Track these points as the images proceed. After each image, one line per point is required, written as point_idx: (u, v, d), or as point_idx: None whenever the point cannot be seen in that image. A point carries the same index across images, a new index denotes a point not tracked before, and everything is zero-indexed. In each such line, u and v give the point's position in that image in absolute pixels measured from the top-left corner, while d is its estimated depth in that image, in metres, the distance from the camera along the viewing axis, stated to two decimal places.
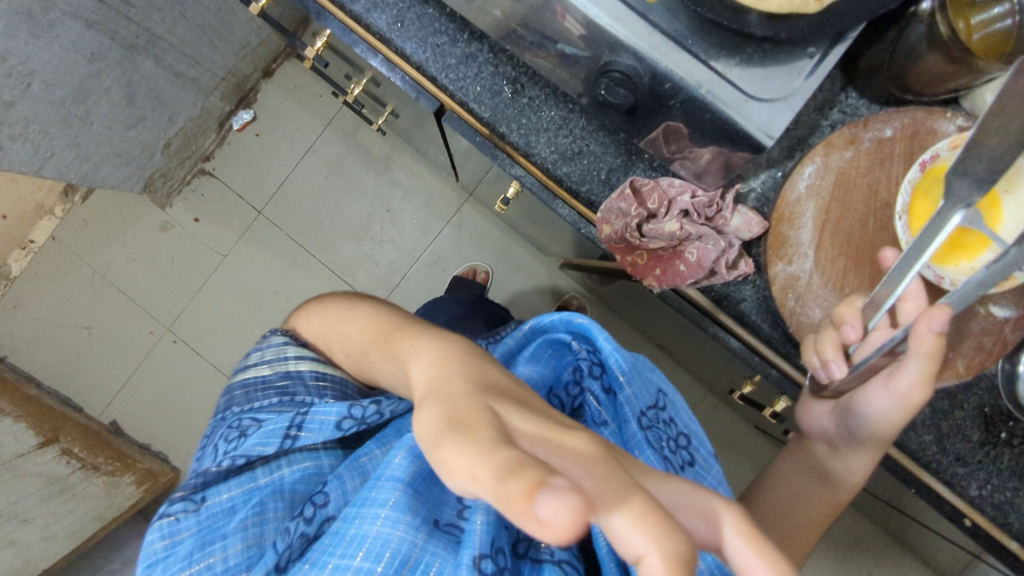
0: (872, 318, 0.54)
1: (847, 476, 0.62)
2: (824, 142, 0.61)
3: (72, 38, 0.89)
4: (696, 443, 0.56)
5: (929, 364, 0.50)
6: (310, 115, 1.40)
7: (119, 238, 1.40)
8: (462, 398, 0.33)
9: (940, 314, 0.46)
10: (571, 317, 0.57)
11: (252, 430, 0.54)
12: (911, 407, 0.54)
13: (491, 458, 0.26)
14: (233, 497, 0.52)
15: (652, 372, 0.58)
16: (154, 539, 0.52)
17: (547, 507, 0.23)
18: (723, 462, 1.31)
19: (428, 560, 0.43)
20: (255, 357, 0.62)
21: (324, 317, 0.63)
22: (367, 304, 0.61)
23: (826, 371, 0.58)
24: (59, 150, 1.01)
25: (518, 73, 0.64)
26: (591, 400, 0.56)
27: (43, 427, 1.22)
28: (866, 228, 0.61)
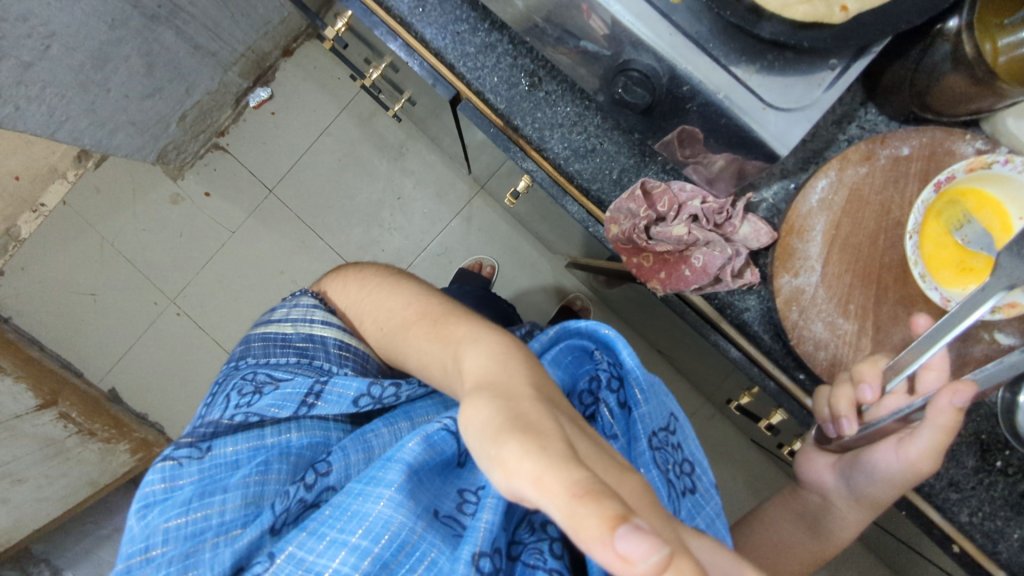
0: (891, 381, 0.54)
1: (838, 532, 0.61)
2: (840, 156, 0.61)
3: (94, 3, 0.89)
4: (700, 471, 0.55)
5: (943, 437, 0.50)
6: (327, 97, 1.40)
7: (130, 207, 1.41)
8: (522, 397, 0.32)
9: (965, 390, 0.46)
10: (598, 328, 0.55)
11: (268, 389, 0.55)
12: (916, 476, 0.54)
13: (564, 471, 0.26)
14: (238, 451, 0.52)
15: (665, 394, 0.56)
16: (154, 479, 0.51)
17: (628, 542, 0.23)
18: (716, 472, 1.31)
19: (425, 548, 0.43)
20: (281, 313, 0.61)
21: (361, 285, 0.60)
22: (410, 280, 0.59)
23: (835, 425, 0.58)
24: (74, 115, 1.02)
25: (536, 66, 0.63)
26: (604, 412, 0.55)
27: (42, 389, 1.25)
28: (875, 245, 0.61)
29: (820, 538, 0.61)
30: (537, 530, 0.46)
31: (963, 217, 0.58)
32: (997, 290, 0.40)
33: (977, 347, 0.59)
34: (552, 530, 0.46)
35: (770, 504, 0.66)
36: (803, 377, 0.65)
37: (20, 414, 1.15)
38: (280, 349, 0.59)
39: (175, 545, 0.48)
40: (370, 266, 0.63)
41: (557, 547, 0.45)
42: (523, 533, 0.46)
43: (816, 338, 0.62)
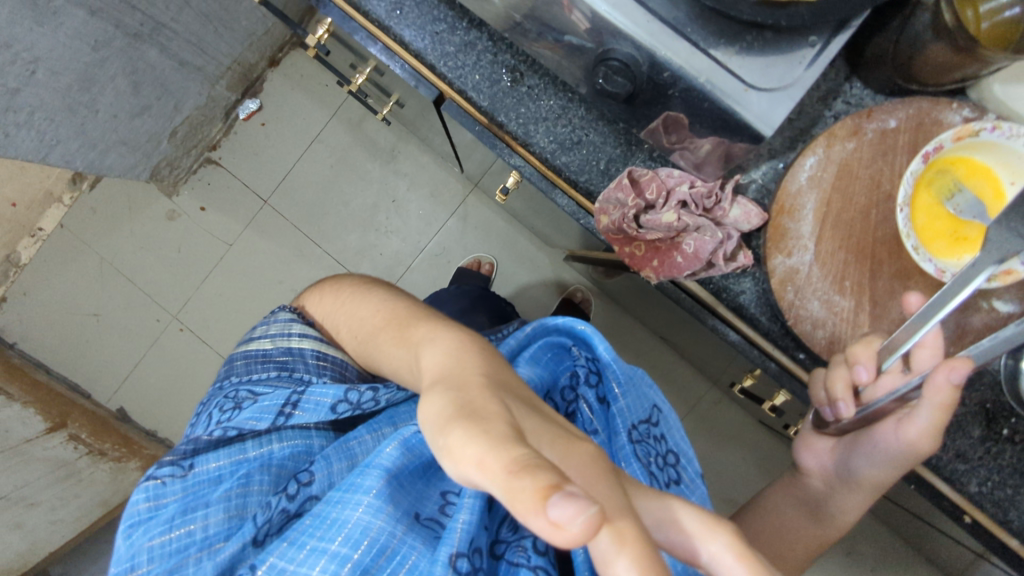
0: (887, 360, 0.54)
1: (840, 516, 0.60)
2: (827, 133, 0.60)
3: (76, 25, 0.89)
4: (684, 462, 0.55)
5: (942, 413, 0.51)
6: (316, 104, 1.40)
7: (127, 226, 1.42)
8: (475, 389, 0.32)
9: (962, 366, 0.45)
10: (573, 323, 0.54)
11: (247, 404, 0.55)
12: (916, 457, 0.54)
13: (505, 451, 0.26)
14: (220, 467, 0.52)
15: (649, 386, 0.57)
16: (138, 499, 0.51)
17: (558, 509, 0.24)
18: (726, 456, 1.31)
19: (405, 552, 0.43)
20: (261, 330, 0.62)
21: (337, 294, 0.61)
22: (380, 286, 0.59)
23: (833, 409, 0.59)
24: (65, 138, 1.02)
25: (517, 61, 0.63)
26: (583, 408, 0.54)
27: (50, 412, 1.26)
28: (867, 220, 0.60)
29: (822, 523, 0.61)
30: (519, 528, 0.46)
31: (953, 185, 0.58)
32: (987, 265, 0.38)
33: (977, 317, 0.59)
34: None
35: (771, 491, 0.66)
36: (803, 356, 0.66)
37: (29, 438, 1.16)
38: (261, 365, 0.59)
39: (158, 562, 0.48)
40: (347, 278, 0.64)
41: (540, 543, 0.44)
42: (506, 531, 0.46)
43: (813, 317, 0.61)
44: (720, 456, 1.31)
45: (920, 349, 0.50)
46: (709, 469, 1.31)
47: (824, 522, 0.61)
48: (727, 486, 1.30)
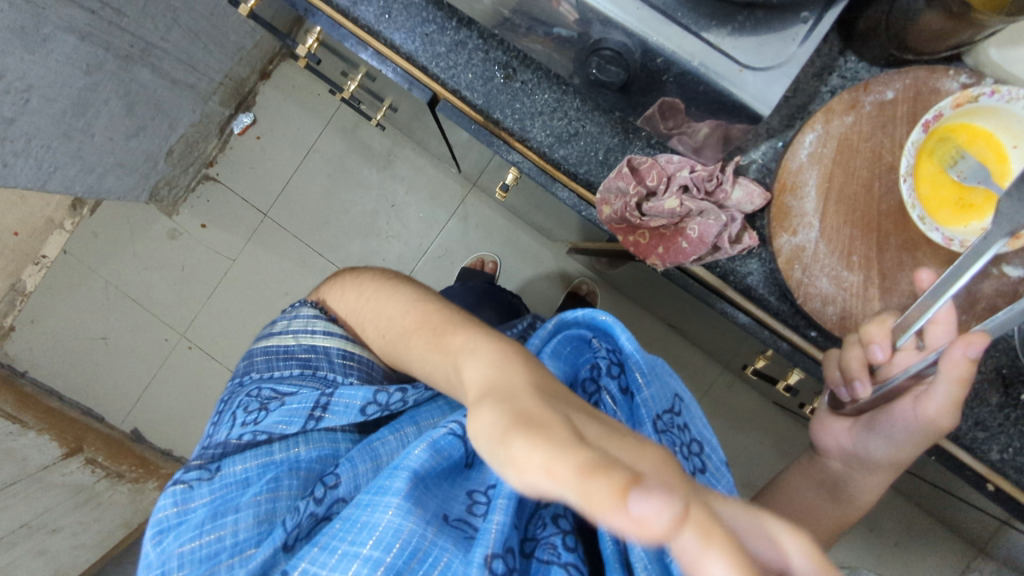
0: (900, 339, 0.54)
1: (859, 495, 0.60)
2: (824, 108, 0.60)
3: (66, 51, 0.89)
4: (709, 450, 0.55)
5: (959, 388, 0.50)
6: (309, 114, 1.40)
7: (129, 248, 1.42)
8: (524, 397, 0.32)
9: (978, 340, 0.47)
10: (595, 315, 0.54)
11: (275, 405, 0.56)
12: (936, 433, 0.54)
13: (573, 455, 0.26)
14: (247, 469, 0.52)
15: (669, 375, 0.56)
16: (166, 504, 0.51)
17: (643, 505, 0.24)
18: (743, 439, 1.30)
19: (437, 553, 0.43)
20: (281, 325, 0.62)
21: (362, 288, 0.60)
22: (408, 283, 0.58)
23: (849, 389, 0.58)
24: (62, 164, 1.02)
25: (508, 57, 0.63)
26: (606, 399, 0.53)
27: (66, 438, 1.28)
28: (871, 193, 0.60)
29: (841, 504, 0.60)
30: (549, 525, 0.46)
31: (957, 152, 0.57)
32: (998, 238, 0.39)
33: (987, 283, 0.59)
34: (564, 523, 0.45)
35: (790, 473, 0.65)
36: (815, 334, 0.65)
37: (47, 464, 1.17)
38: (285, 361, 0.60)
39: (190, 567, 0.47)
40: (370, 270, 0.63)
41: (569, 540, 0.44)
42: (535, 530, 0.45)
43: (822, 294, 0.61)
44: (736, 439, 1.31)
45: (934, 325, 0.52)
46: (726, 452, 1.31)
47: (844, 503, 0.60)
48: (746, 468, 1.30)
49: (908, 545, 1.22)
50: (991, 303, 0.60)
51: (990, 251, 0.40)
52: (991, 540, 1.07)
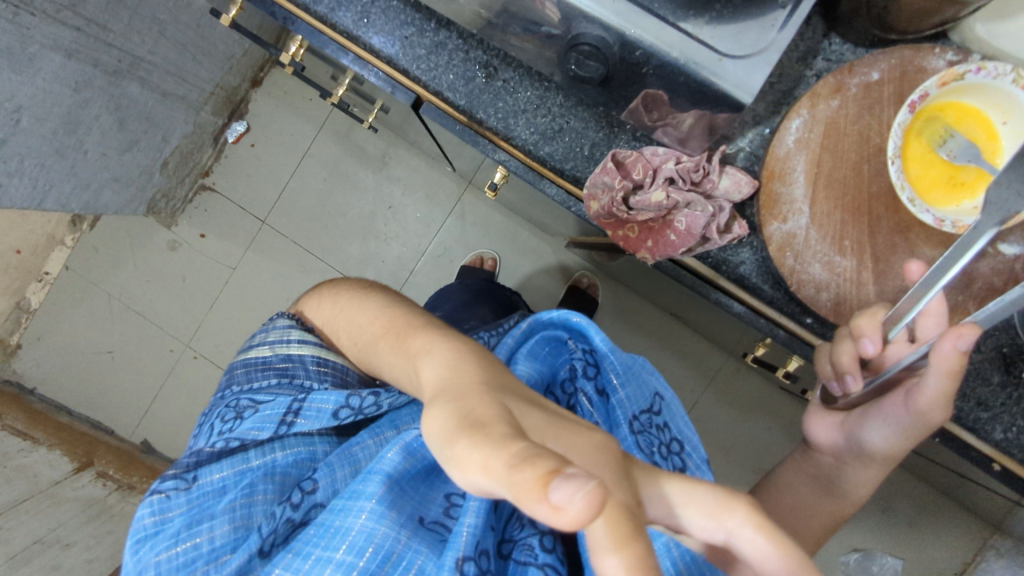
0: (892, 331, 0.55)
1: (853, 489, 0.60)
2: (810, 93, 0.59)
3: (54, 69, 0.89)
4: (689, 449, 0.54)
5: (950, 381, 0.49)
6: (302, 119, 1.40)
7: (131, 261, 1.43)
8: (476, 396, 0.32)
9: (968, 332, 0.46)
10: (568, 316, 0.54)
11: (249, 413, 0.56)
12: (926, 426, 0.54)
13: (504, 449, 0.26)
14: (224, 477, 0.52)
15: (649, 373, 0.56)
16: (144, 514, 0.52)
17: (560, 492, 0.23)
18: (750, 425, 1.30)
19: (411, 557, 0.44)
20: (259, 338, 0.62)
21: (338, 296, 0.60)
22: (382, 289, 0.59)
23: (840, 384, 0.58)
24: (57, 182, 1.02)
25: (489, 56, 0.62)
26: (583, 401, 0.52)
27: (76, 452, 1.29)
28: (860, 176, 0.59)
29: (836, 498, 0.60)
30: (527, 526, 0.45)
31: (944, 131, 0.57)
32: (988, 228, 0.40)
33: (982, 263, 0.58)
34: (542, 524, 0.45)
35: (784, 468, 0.65)
36: (811, 321, 0.65)
37: (58, 479, 1.19)
38: (262, 373, 0.60)
39: None
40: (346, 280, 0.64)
41: (547, 540, 0.44)
42: (513, 530, 0.46)
43: (815, 280, 0.61)
44: (744, 425, 1.30)
45: (925, 318, 0.53)
46: (734, 439, 1.31)
47: (838, 497, 0.60)
48: (756, 455, 1.29)
49: (922, 525, 1.22)
50: (987, 282, 0.59)
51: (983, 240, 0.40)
52: (1004, 517, 1.06)
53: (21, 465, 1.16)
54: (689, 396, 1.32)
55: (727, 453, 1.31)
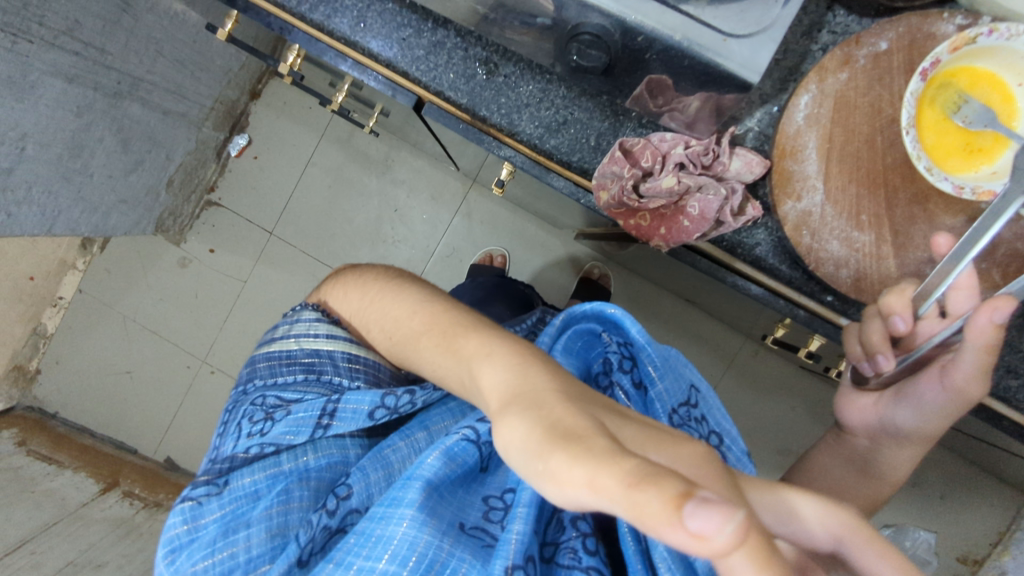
0: (922, 307, 0.54)
1: (890, 472, 0.59)
2: (817, 67, 0.58)
3: (56, 96, 0.88)
4: (728, 441, 0.53)
5: (988, 355, 0.50)
6: (304, 128, 1.40)
7: (143, 280, 1.44)
8: (553, 402, 0.32)
9: (1004, 303, 0.48)
10: (602, 307, 0.53)
11: (280, 416, 0.55)
12: (966, 404, 0.53)
13: (615, 466, 0.26)
14: (256, 481, 0.52)
15: (684, 365, 0.55)
16: (176, 522, 0.51)
17: (699, 520, 0.23)
18: (772, 406, 1.29)
19: (454, 565, 0.42)
20: (283, 330, 0.61)
21: (369, 283, 0.59)
22: (415, 280, 0.58)
23: (871, 364, 0.57)
24: (66, 208, 1.02)
25: (488, 52, 0.61)
26: (619, 394, 0.53)
27: (102, 473, 1.30)
28: (874, 148, 0.58)
29: (872, 480, 0.59)
30: (569, 528, 0.45)
31: (958, 98, 0.55)
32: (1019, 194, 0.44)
33: (1005, 229, 0.57)
34: (584, 525, 0.44)
35: (817, 453, 0.64)
36: (831, 299, 0.64)
37: (86, 502, 1.20)
38: (290, 367, 0.59)
39: None
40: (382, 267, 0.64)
41: (590, 542, 0.44)
42: (553, 533, 0.45)
43: (834, 258, 0.60)
44: (766, 407, 1.29)
45: (955, 292, 0.52)
46: (757, 422, 1.30)
47: (875, 479, 0.59)
48: (780, 437, 1.28)
49: (954, 497, 1.20)
50: (1011, 248, 0.58)
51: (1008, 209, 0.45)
52: None
53: (49, 489, 1.17)
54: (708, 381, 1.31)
55: (751, 436, 1.30)
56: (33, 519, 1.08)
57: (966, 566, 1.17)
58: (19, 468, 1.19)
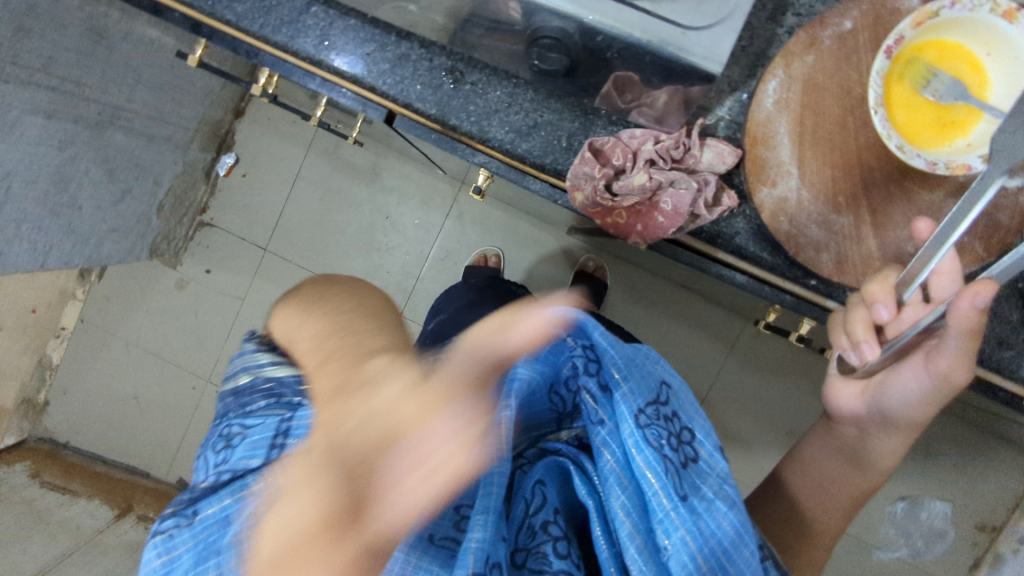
0: (905, 294, 0.53)
1: (879, 461, 0.60)
2: (782, 52, 0.57)
3: (38, 132, 0.88)
4: (701, 437, 0.53)
5: (973, 341, 0.49)
6: (290, 143, 1.40)
7: (143, 305, 1.46)
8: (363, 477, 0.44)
9: (985, 289, 0.47)
10: (564, 312, 0.53)
11: (240, 440, 0.57)
12: (951, 389, 0.52)
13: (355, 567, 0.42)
14: (224, 507, 0.52)
15: (653, 362, 0.55)
16: (152, 557, 0.53)
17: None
18: (778, 386, 1.28)
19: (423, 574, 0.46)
20: (234, 368, 0.66)
21: (319, 300, 0.64)
22: (365, 309, 0.62)
23: (857, 353, 0.55)
24: (58, 240, 1.03)
25: (454, 61, 0.61)
26: (586, 399, 0.52)
27: (115, 499, 1.32)
28: (846, 130, 0.57)
29: (862, 470, 0.61)
30: (540, 533, 0.48)
31: (927, 72, 0.55)
32: (995, 176, 0.43)
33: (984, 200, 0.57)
34: (555, 530, 0.48)
35: (808, 441, 0.65)
36: (816, 283, 0.62)
37: (101, 528, 1.21)
38: (249, 398, 0.61)
39: None
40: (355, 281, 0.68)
41: (560, 546, 0.47)
42: (524, 539, 0.48)
43: (815, 242, 0.60)
44: (771, 387, 1.29)
45: (937, 277, 0.53)
46: (763, 403, 1.29)
47: (866, 468, 0.61)
48: (788, 416, 1.28)
49: (968, 465, 1.18)
50: (992, 220, 0.58)
51: (991, 189, 0.43)
52: None
53: (63, 518, 1.19)
54: (711, 365, 1.31)
55: (759, 417, 1.30)
56: (49, 549, 1.10)
57: (984, 534, 1.18)
58: (33, 500, 1.20)
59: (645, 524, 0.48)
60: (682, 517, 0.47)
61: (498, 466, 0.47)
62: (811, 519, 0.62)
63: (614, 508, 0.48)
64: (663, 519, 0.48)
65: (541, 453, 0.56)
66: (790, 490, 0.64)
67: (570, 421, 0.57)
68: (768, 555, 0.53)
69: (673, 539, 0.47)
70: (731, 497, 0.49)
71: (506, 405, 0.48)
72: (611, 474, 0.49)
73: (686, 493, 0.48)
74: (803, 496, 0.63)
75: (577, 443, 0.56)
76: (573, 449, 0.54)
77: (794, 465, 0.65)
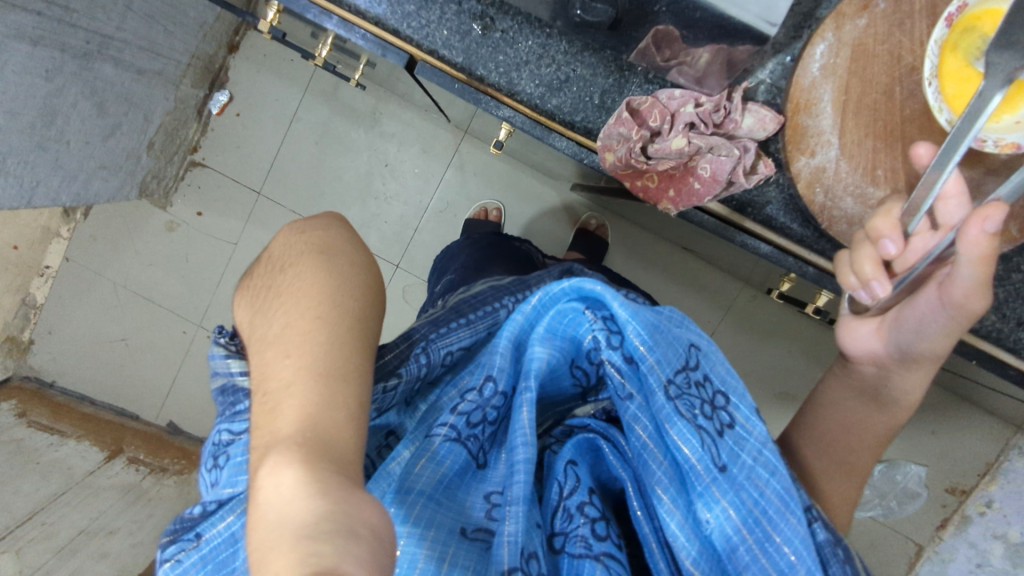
0: (911, 223, 0.51)
1: (903, 397, 0.59)
2: (833, 13, 0.53)
3: (22, 60, 0.82)
4: (735, 400, 0.52)
5: (985, 267, 0.47)
6: (286, 82, 1.34)
7: (131, 245, 1.41)
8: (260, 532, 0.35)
9: (995, 212, 0.45)
10: (581, 284, 0.49)
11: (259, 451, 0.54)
12: (969, 317, 0.50)
13: None
14: None
15: (679, 325, 0.54)
16: None
17: None
18: (771, 350, 1.29)
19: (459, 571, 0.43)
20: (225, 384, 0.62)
21: (278, 270, 0.48)
22: (323, 286, 0.45)
23: (868, 292, 0.52)
24: (44, 176, 0.98)
25: (483, 6, 0.57)
26: (611, 373, 0.50)
27: (106, 441, 1.30)
28: (892, 100, 0.55)
29: (885, 408, 0.60)
30: (575, 515, 0.48)
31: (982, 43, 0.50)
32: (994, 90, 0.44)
33: None
34: (591, 511, 0.48)
35: (827, 384, 0.64)
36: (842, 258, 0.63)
37: (92, 469, 1.19)
38: (233, 398, 0.47)
39: None
40: (336, 226, 0.52)
41: (599, 528, 0.47)
42: (561, 523, 0.48)
43: (847, 215, 0.59)
44: (765, 351, 1.29)
45: (944, 202, 0.49)
46: (758, 367, 1.30)
47: (888, 406, 0.60)
48: (778, 380, 1.29)
49: (945, 432, 1.21)
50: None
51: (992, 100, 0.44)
52: None
53: (54, 458, 1.16)
54: (707, 327, 1.30)
55: (750, 379, 1.30)
56: (41, 490, 1.08)
57: (954, 496, 1.20)
58: (22, 440, 1.18)
59: (684, 499, 0.49)
60: (723, 488, 0.48)
61: (524, 454, 0.45)
62: (832, 465, 0.62)
63: (649, 482, 0.49)
64: (703, 493, 0.48)
65: (568, 431, 0.55)
66: (809, 435, 0.64)
67: (596, 394, 0.57)
68: (816, 515, 0.50)
69: (716, 512, 0.48)
70: (772, 463, 0.49)
71: (526, 388, 0.48)
72: (642, 450, 0.50)
73: (724, 464, 0.48)
74: (827, 438, 0.62)
75: (604, 416, 0.57)
76: (602, 425, 0.54)
77: (817, 412, 0.64)
